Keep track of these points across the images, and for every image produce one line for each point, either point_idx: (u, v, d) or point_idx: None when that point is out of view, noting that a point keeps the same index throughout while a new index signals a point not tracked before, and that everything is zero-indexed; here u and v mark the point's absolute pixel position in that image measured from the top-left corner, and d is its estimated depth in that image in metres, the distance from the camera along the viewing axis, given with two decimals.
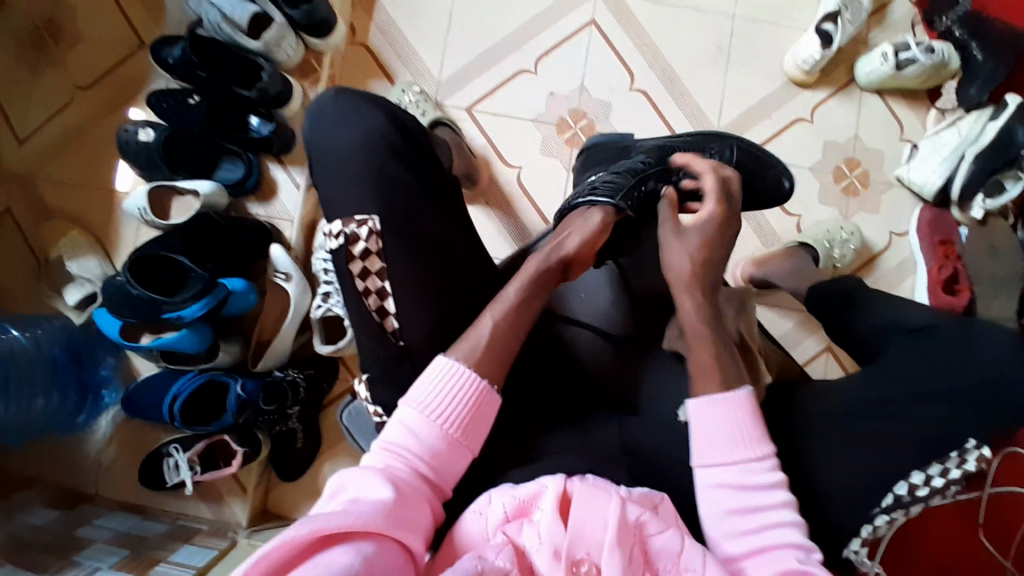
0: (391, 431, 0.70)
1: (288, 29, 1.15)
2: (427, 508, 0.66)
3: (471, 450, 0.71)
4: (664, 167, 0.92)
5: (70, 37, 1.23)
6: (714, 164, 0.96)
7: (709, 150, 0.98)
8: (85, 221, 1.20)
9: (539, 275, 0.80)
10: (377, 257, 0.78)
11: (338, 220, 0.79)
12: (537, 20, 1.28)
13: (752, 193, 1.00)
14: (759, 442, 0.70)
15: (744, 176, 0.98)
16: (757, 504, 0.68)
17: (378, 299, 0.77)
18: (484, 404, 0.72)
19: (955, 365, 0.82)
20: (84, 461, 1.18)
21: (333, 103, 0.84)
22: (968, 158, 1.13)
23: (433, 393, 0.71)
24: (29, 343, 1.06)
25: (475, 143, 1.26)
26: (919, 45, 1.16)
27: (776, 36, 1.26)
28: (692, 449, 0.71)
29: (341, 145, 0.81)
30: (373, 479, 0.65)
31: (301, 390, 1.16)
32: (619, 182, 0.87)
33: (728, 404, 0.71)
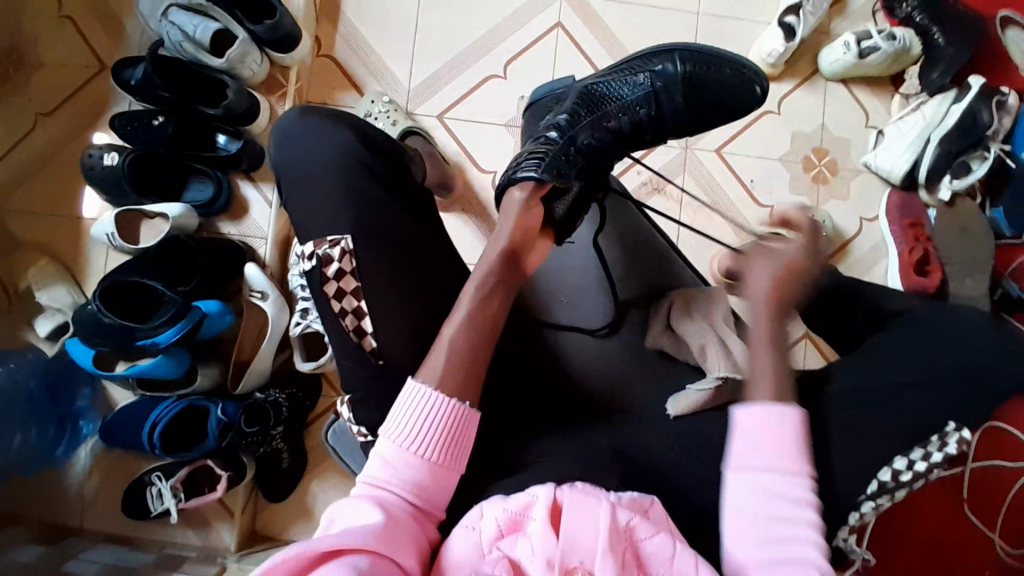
0: (371, 464, 0.69)
1: (251, 45, 1.13)
2: (417, 533, 0.66)
3: (453, 472, 0.71)
4: (597, 112, 0.89)
5: (29, 63, 1.20)
6: (656, 83, 0.91)
7: (642, 71, 0.92)
8: (53, 249, 1.18)
9: (492, 279, 0.77)
10: (351, 276, 0.77)
11: (309, 241, 0.78)
12: (504, 24, 1.27)
13: (716, 107, 0.92)
14: (800, 460, 0.68)
15: (696, 85, 0.91)
16: (782, 516, 0.66)
17: (354, 319, 0.76)
18: (462, 426, 0.71)
19: (934, 350, 0.82)
20: (64, 495, 1.15)
21: (300, 123, 0.83)
22: (934, 141, 1.15)
23: (408, 421, 0.70)
24: (2, 379, 1.03)
25: (448, 150, 1.25)
26: (880, 34, 1.18)
27: (741, 30, 1.27)
28: (733, 452, 0.70)
29: (310, 163, 0.80)
30: (362, 508, 0.65)
31: (284, 410, 1.14)
32: (551, 149, 0.84)
33: (778, 416, 0.69)
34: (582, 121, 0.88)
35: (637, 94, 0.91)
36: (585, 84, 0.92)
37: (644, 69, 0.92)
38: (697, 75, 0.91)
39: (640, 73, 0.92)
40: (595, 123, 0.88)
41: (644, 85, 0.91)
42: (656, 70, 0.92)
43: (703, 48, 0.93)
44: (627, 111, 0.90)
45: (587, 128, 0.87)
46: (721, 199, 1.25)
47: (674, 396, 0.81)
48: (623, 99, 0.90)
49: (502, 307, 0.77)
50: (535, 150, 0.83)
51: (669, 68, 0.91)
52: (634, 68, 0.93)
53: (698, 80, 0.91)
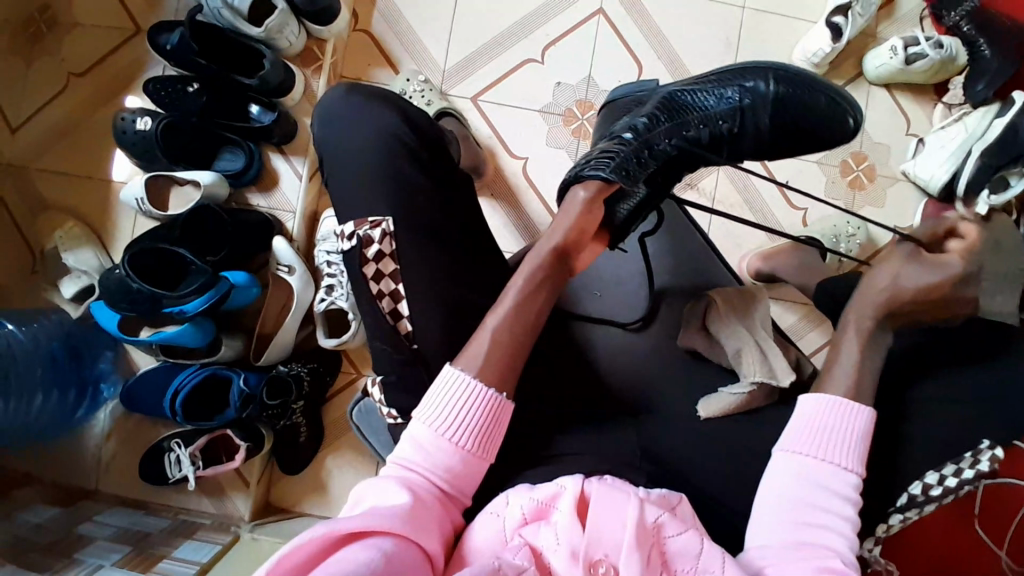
0: (402, 447, 0.70)
1: (290, 15, 1.12)
2: (443, 518, 0.67)
3: (483, 460, 0.71)
4: (682, 121, 0.87)
5: (65, 22, 1.19)
6: (745, 100, 0.88)
7: (739, 82, 0.89)
8: (80, 211, 1.17)
9: (539, 274, 0.77)
10: (391, 258, 0.77)
11: (350, 221, 0.78)
12: (544, 8, 1.25)
13: (802, 131, 0.89)
14: (858, 462, 0.72)
15: (789, 113, 0.88)
16: (823, 504, 0.70)
17: (391, 302, 0.76)
18: (495, 414, 0.71)
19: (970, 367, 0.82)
20: (82, 456, 1.15)
21: (344, 101, 0.82)
22: (975, 154, 1.12)
23: (441, 406, 0.70)
24: (26, 338, 1.03)
25: (480, 133, 1.24)
26: (928, 41, 1.16)
27: (785, 28, 1.25)
28: (789, 434, 0.74)
29: (354, 143, 0.79)
30: (390, 489, 0.66)
31: (305, 383, 1.15)
32: (620, 153, 0.82)
33: (846, 412, 0.73)
34: (661, 127, 0.85)
35: (725, 108, 0.88)
36: (671, 91, 0.90)
37: (741, 80, 0.89)
38: (788, 99, 0.88)
39: (730, 88, 0.89)
40: (674, 131, 0.86)
41: (733, 101, 0.88)
42: (746, 85, 0.89)
43: (796, 70, 0.91)
44: (711, 123, 0.87)
45: (674, 134, 0.86)
46: (754, 199, 1.24)
47: (706, 398, 0.83)
48: (712, 111, 0.88)
49: (544, 301, 0.77)
50: (609, 151, 0.82)
51: (760, 86, 0.88)
52: (726, 82, 0.90)
53: (789, 103, 0.88)
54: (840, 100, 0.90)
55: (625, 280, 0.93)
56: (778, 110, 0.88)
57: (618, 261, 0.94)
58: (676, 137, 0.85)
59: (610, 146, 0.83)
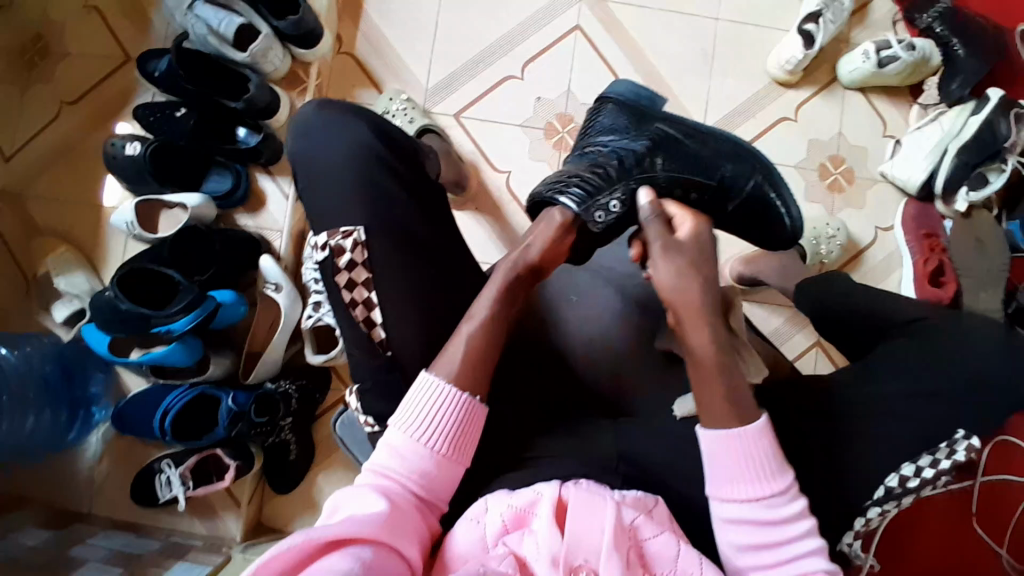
0: (379, 452, 0.70)
1: (275, 40, 1.15)
2: (422, 523, 0.66)
3: (459, 463, 0.71)
4: (650, 185, 0.80)
5: (54, 53, 1.22)
6: (721, 184, 0.82)
7: (731, 164, 0.83)
8: (70, 235, 1.19)
9: (511, 284, 0.78)
10: (364, 267, 0.78)
11: (323, 233, 0.79)
12: (523, 26, 1.28)
13: (758, 225, 0.86)
14: (776, 475, 0.69)
15: (752, 211, 0.84)
16: (779, 538, 0.67)
17: (364, 310, 0.77)
18: (469, 417, 0.71)
19: (949, 358, 0.82)
20: (73, 479, 1.15)
21: (315, 116, 0.84)
22: (951, 152, 1.15)
23: (416, 412, 0.70)
24: (19, 362, 1.05)
25: (463, 149, 1.26)
26: (900, 43, 1.18)
27: (759, 37, 1.27)
28: (707, 478, 0.69)
29: (327, 154, 0.81)
30: (367, 496, 0.65)
31: (294, 401, 1.16)
32: (578, 194, 0.78)
33: (742, 441, 0.68)
34: (628, 177, 0.80)
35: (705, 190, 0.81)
36: (661, 135, 0.83)
37: (739, 159, 0.83)
38: (756, 201, 0.84)
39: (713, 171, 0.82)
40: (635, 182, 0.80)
41: (712, 184, 0.82)
42: (730, 174, 0.83)
43: (782, 186, 0.84)
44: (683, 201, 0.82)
45: (638, 196, 0.80)
46: None
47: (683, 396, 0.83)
48: (690, 175, 0.81)
49: (513, 308, 0.78)
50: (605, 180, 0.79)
51: (744, 180, 0.83)
52: (717, 160, 0.83)
53: (761, 206, 0.84)
54: (781, 200, 0.84)
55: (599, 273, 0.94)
56: (744, 205, 0.84)
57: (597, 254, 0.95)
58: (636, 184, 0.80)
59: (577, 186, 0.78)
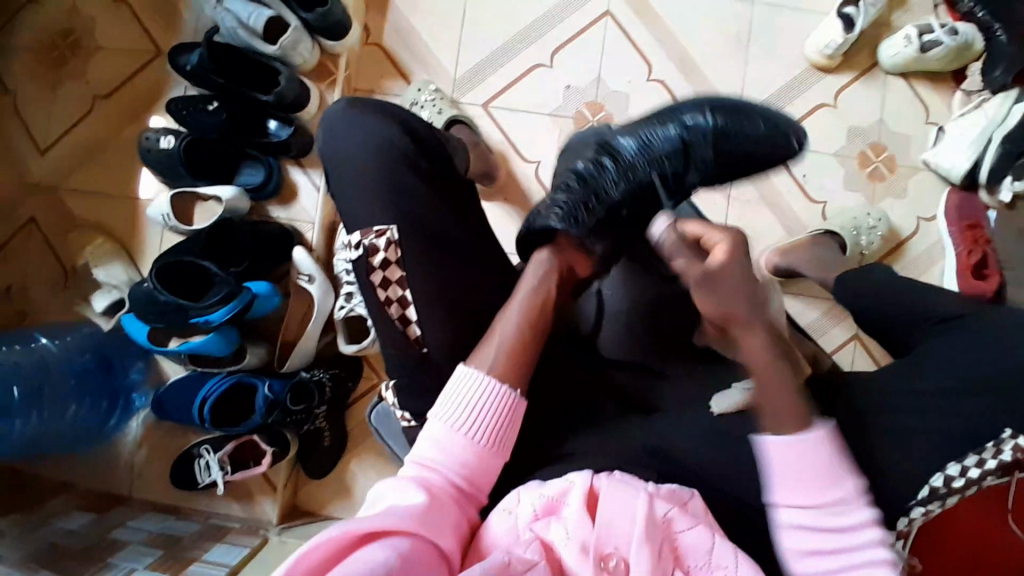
0: (422, 445, 0.70)
1: (303, 32, 1.16)
2: (460, 514, 0.65)
3: (499, 454, 0.70)
4: (617, 166, 0.84)
5: (87, 45, 1.24)
6: (687, 134, 0.86)
7: (682, 118, 0.87)
8: (109, 227, 1.22)
9: (544, 266, 0.80)
10: (396, 266, 0.78)
11: (357, 232, 0.79)
12: (552, 13, 1.27)
13: (747, 159, 0.87)
14: (839, 482, 0.66)
15: (733, 145, 0.86)
16: (844, 544, 0.65)
17: (399, 307, 0.77)
18: (511, 413, 0.71)
19: (997, 358, 0.78)
20: (116, 464, 1.20)
21: (345, 114, 0.84)
22: (995, 140, 1.11)
23: (461, 403, 0.70)
24: (58, 351, 1.09)
25: (492, 139, 1.25)
26: (943, 28, 1.14)
27: (795, 22, 1.24)
28: (768, 486, 0.67)
29: (354, 153, 0.81)
30: (407, 487, 0.65)
31: (328, 390, 1.18)
32: (564, 206, 0.81)
33: (807, 447, 0.66)
34: (599, 179, 0.84)
35: (668, 148, 0.85)
36: (604, 131, 0.91)
37: (685, 110, 0.88)
38: (727, 131, 0.86)
39: (670, 123, 0.87)
40: (617, 180, 0.84)
41: (675, 138, 0.86)
42: (687, 121, 0.87)
43: (733, 102, 0.88)
44: (653, 163, 0.85)
45: (606, 177, 0.84)
46: (771, 195, 1.22)
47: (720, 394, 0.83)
48: (658, 153, 0.85)
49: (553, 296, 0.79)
50: (580, 198, 0.82)
51: (699, 121, 0.86)
52: (669, 117, 0.88)
53: (731, 137, 0.86)
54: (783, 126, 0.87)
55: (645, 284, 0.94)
56: (724, 142, 0.86)
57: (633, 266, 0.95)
58: (619, 185, 0.83)
59: (566, 183, 0.85)
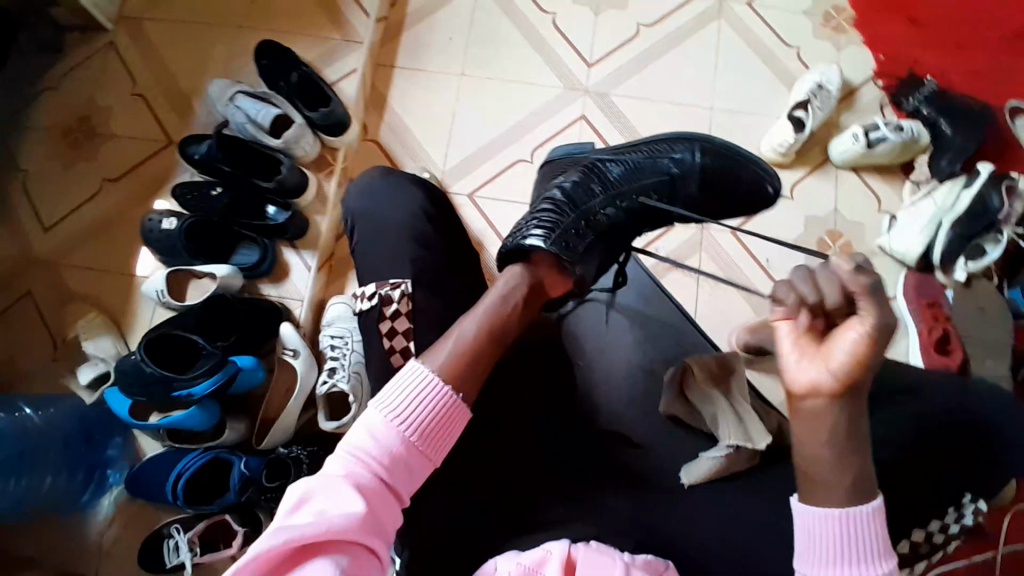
0: (354, 433, 0.66)
1: (307, 128, 1.28)
2: (390, 512, 0.64)
3: (432, 455, 0.68)
4: (610, 191, 0.92)
5: (100, 133, 1.34)
6: (676, 169, 0.96)
7: (672, 154, 0.98)
8: (102, 302, 1.26)
9: (515, 278, 0.79)
10: (407, 318, 0.79)
11: (372, 284, 0.82)
12: (534, 115, 1.40)
13: (726, 196, 0.99)
14: (881, 560, 0.63)
15: (716, 182, 0.98)
16: None
17: (402, 357, 0.78)
18: (449, 413, 0.69)
19: None
20: (84, 542, 1.14)
21: (375, 181, 0.92)
22: (946, 225, 1.20)
23: (398, 395, 0.68)
24: (41, 421, 1.10)
25: (475, 225, 1.34)
26: (888, 125, 1.27)
27: (752, 123, 1.37)
28: (796, 552, 0.66)
29: (376, 216, 0.88)
30: (340, 483, 0.63)
31: (303, 466, 1.14)
32: (553, 223, 0.84)
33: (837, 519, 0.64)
34: (592, 195, 0.90)
35: (656, 179, 0.95)
36: (594, 158, 0.97)
37: (676, 145, 0.98)
38: (712, 169, 0.97)
39: (662, 158, 0.97)
40: (608, 198, 0.91)
41: (666, 172, 0.96)
42: (677, 157, 0.97)
43: (719, 143, 0.99)
44: (643, 191, 0.94)
45: (598, 201, 0.90)
46: (741, 277, 1.29)
47: (689, 466, 0.86)
48: (647, 180, 0.95)
49: (518, 312, 0.78)
50: (567, 227, 0.85)
51: (688, 158, 0.97)
52: (660, 152, 0.98)
53: (714, 175, 0.98)
54: (761, 169, 1.00)
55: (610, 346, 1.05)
56: (708, 177, 0.97)
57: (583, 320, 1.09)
58: (609, 201, 0.91)
59: (548, 207, 0.87)
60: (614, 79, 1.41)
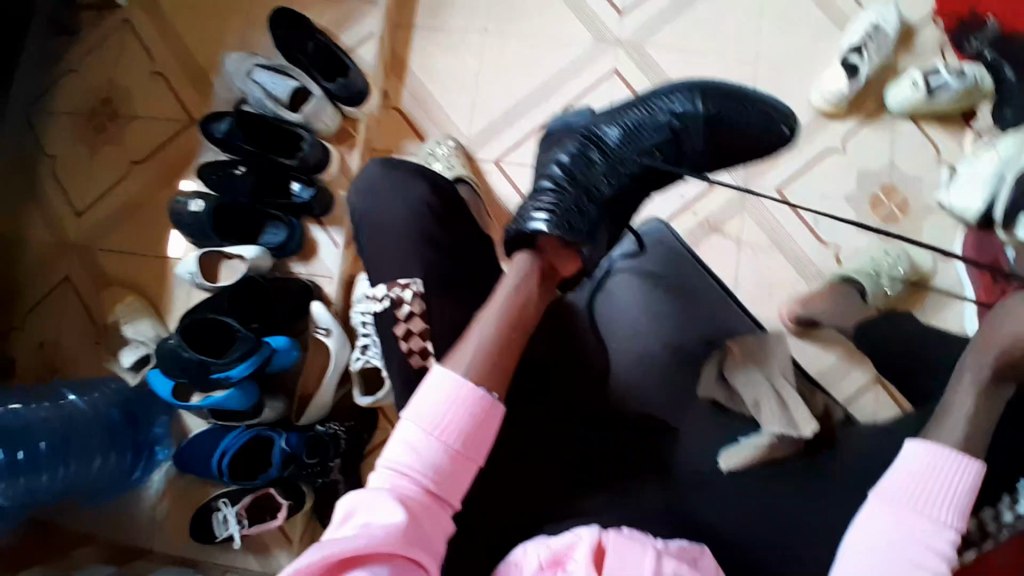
0: (395, 449, 0.66)
1: (326, 101, 1.25)
2: (436, 523, 0.64)
3: (474, 460, 0.67)
4: (608, 164, 0.86)
5: (124, 115, 1.34)
6: (678, 124, 0.89)
7: (671, 105, 0.90)
8: (140, 286, 1.29)
9: (527, 266, 0.78)
10: (421, 318, 0.80)
11: (382, 285, 0.83)
12: (562, 72, 1.32)
13: (737, 144, 0.91)
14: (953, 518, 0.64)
15: (725, 129, 0.90)
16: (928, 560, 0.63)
17: (421, 358, 0.79)
18: (484, 418, 0.68)
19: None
20: (139, 514, 1.22)
21: (380, 170, 0.90)
22: (1008, 178, 1.09)
23: (433, 405, 0.67)
24: (86, 407, 1.14)
25: (503, 194, 1.29)
26: (949, 70, 1.16)
27: (799, 71, 1.26)
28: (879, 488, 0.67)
29: (380, 209, 0.87)
30: (383, 499, 0.62)
31: (343, 443, 1.17)
32: (556, 204, 0.80)
33: (941, 456, 0.66)
34: (594, 166, 0.85)
35: (657, 136, 0.88)
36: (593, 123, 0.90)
37: (675, 96, 0.91)
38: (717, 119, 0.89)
39: (660, 112, 0.89)
40: (611, 167, 0.86)
41: (664, 128, 0.88)
42: (677, 109, 0.89)
43: (721, 88, 0.91)
44: (643, 154, 0.87)
45: (600, 175, 0.85)
46: (783, 239, 1.22)
47: (726, 448, 0.84)
48: (649, 139, 0.88)
49: (534, 301, 0.77)
50: (569, 203, 0.81)
51: (689, 108, 0.89)
52: (659, 106, 0.90)
53: (719, 124, 0.90)
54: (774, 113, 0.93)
55: (649, 324, 0.94)
56: (713, 127, 0.89)
57: (615, 297, 0.95)
58: (613, 170, 0.86)
59: (548, 186, 0.83)
60: (646, 29, 1.31)
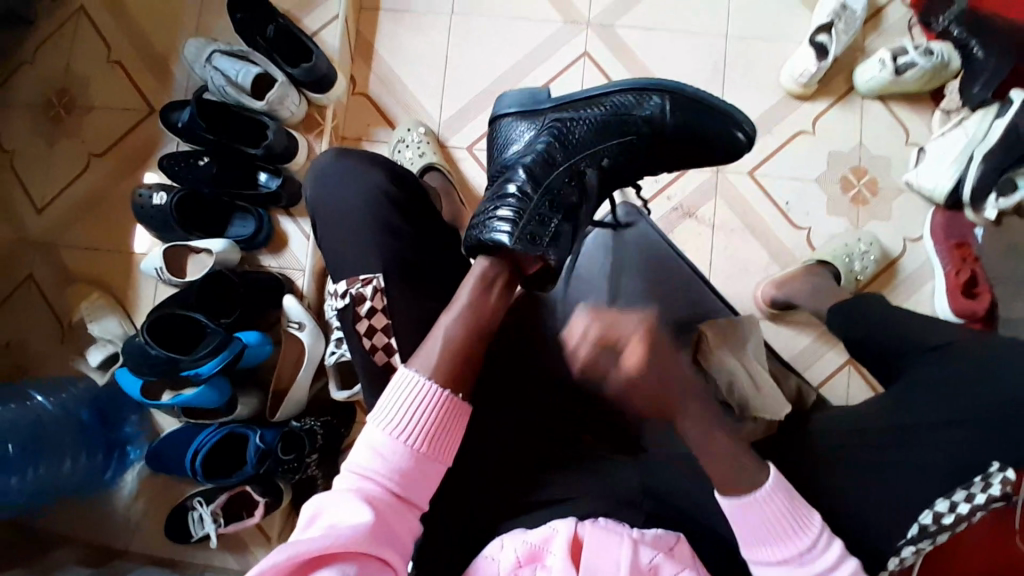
0: (359, 452, 0.65)
1: (289, 87, 1.20)
2: (401, 523, 0.63)
3: (441, 461, 0.67)
4: (572, 173, 0.80)
5: (80, 105, 1.29)
6: (643, 130, 0.84)
7: (639, 107, 0.83)
8: (103, 283, 1.25)
9: (492, 270, 0.74)
10: (382, 313, 0.78)
11: (344, 280, 0.81)
12: (534, 53, 1.30)
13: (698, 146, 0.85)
14: (804, 524, 0.68)
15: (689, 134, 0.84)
16: None
17: (384, 355, 0.78)
18: (450, 418, 0.67)
19: (993, 384, 0.74)
20: (113, 517, 1.19)
21: (334, 164, 0.87)
22: (977, 158, 1.10)
23: (396, 409, 0.66)
24: (54, 409, 1.12)
25: (475, 180, 1.28)
26: (916, 49, 1.16)
27: (771, 51, 1.26)
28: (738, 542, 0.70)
29: (344, 204, 0.84)
30: (349, 501, 0.62)
31: (319, 437, 1.16)
32: (517, 216, 0.75)
33: (761, 502, 0.69)
34: (554, 177, 0.79)
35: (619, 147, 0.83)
36: (559, 123, 0.82)
37: (641, 100, 0.83)
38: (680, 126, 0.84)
39: (625, 119, 0.83)
40: (570, 180, 0.80)
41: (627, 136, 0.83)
42: (641, 115, 0.83)
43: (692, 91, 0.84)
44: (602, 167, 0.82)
45: (562, 189, 0.79)
46: (755, 222, 1.23)
47: None
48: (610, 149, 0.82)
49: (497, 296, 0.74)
50: (529, 215, 0.75)
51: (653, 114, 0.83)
52: (624, 108, 0.83)
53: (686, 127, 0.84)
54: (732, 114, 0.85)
55: (620, 314, 0.88)
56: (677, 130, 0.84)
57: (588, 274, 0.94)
58: (573, 186, 0.80)
59: (514, 193, 0.77)
60: (617, 9, 1.30)
